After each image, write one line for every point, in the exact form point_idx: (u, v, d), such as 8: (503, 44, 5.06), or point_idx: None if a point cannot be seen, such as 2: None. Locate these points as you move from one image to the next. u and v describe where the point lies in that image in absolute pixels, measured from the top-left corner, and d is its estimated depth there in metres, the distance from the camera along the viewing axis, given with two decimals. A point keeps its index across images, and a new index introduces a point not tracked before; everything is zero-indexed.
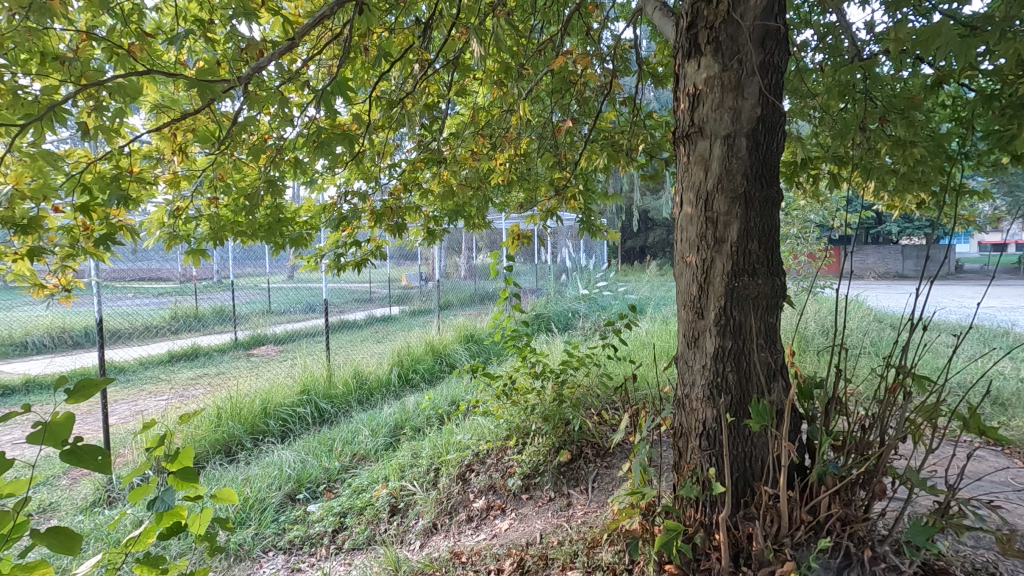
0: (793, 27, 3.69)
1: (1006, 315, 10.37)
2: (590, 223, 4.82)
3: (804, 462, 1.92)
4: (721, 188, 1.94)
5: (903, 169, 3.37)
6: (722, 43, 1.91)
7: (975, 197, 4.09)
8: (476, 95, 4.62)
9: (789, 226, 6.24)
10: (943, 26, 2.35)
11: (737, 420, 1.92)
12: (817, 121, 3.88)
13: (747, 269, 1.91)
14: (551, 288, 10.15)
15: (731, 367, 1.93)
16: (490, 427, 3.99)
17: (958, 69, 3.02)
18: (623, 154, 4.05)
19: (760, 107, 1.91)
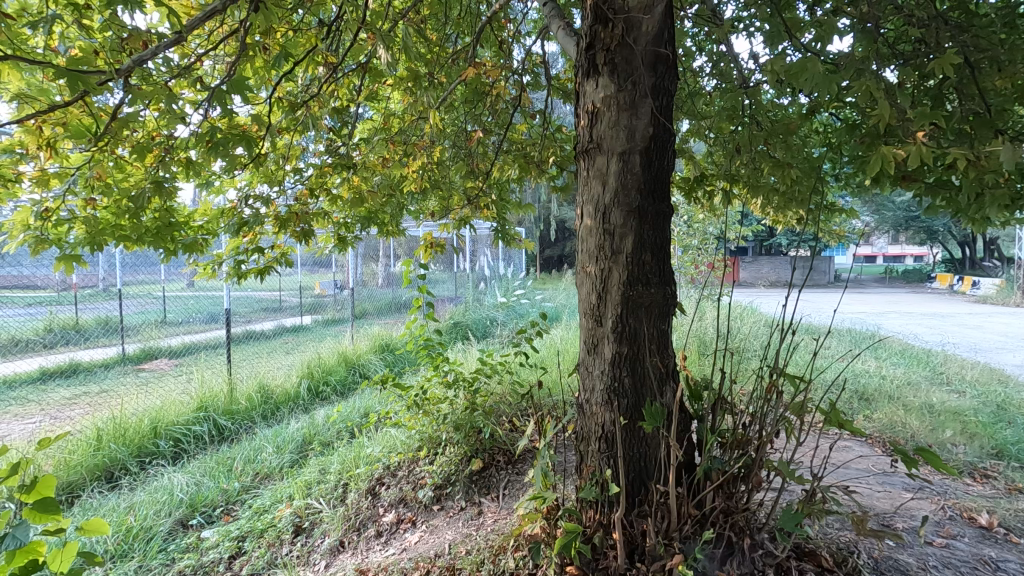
0: (689, 54, 3.98)
1: (873, 319, 11.67)
2: (504, 232, 4.88)
3: (692, 460, 2.05)
4: (617, 202, 2.04)
5: (783, 188, 3.71)
6: (617, 64, 2.02)
7: (845, 214, 4.58)
8: (390, 101, 4.57)
9: (691, 238, 6.72)
10: (809, 62, 2.65)
11: (632, 422, 2.01)
12: (711, 141, 4.19)
13: (641, 279, 2.03)
14: (469, 295, 10.17)
15: (627, 371, 2.02)
16: (402, 439, 3.92)
17: (827, 101, 3.37)
18: (533, 165, 4.17)
19: (653, 127, 2.04)
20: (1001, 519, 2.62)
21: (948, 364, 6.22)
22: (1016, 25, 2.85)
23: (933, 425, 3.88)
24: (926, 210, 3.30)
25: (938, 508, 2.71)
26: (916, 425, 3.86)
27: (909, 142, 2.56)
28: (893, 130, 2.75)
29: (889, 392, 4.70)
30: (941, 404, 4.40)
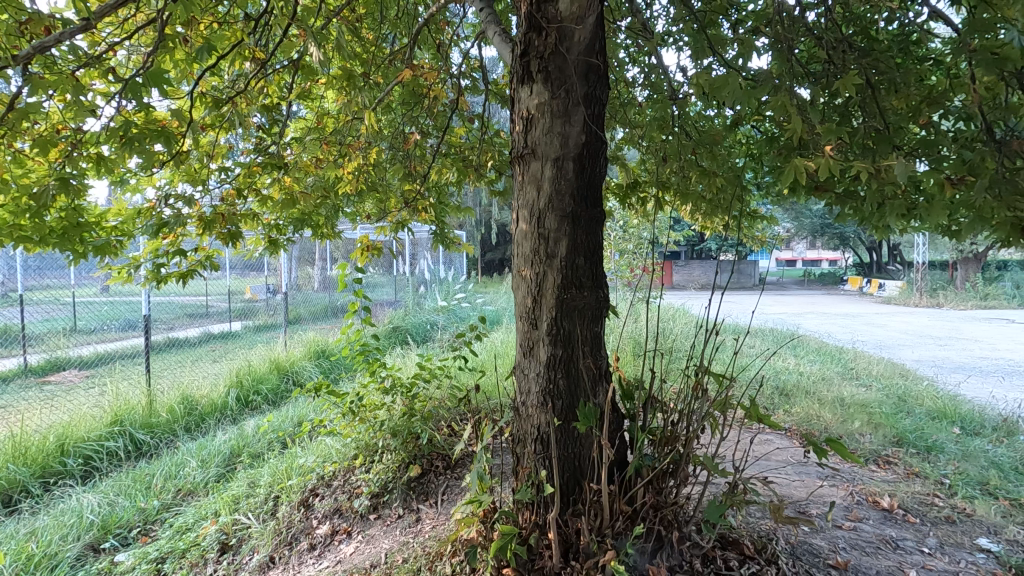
0: (622, 65, 4.11)
1: (793, 320, 12.46)
2: (443, 235, 4.85)
3: (624, 458, 2.12)
4: (551, 207, 2.08)
5: (709, 196, 3.90)
6: (551, 72, 2.06)
7: (766, 221, 4.87)
8: (324, 99, 4.43)
9: (627, 243, 6.94)
10: (730, 77, 2.82)
11: (566, 423, 2.06)
12: (644, 149, 4.35)
13: (575, 283, 2.07)
14: (409, 299, 10.02)
15: (562, 373, 2.06)
16: (337, 447, 3.80)
17: (749, 114, 3.58)
18: (472, 169, 4.17)
19: (585, 134, 2.09)
20: (900, 501, 2.86)
21: (856, 360, 6.73)
22: (910, 51, 3.14)
23: (844, 417, 4.19)
24: (835, 218, 3.56)
25: (846, 493, 2.93)
26: (829, 417, 4.15)
27: (819, 155, 2.76)
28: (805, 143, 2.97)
29: (806, 387, 5.04)
30: (851, 398, 4.75)
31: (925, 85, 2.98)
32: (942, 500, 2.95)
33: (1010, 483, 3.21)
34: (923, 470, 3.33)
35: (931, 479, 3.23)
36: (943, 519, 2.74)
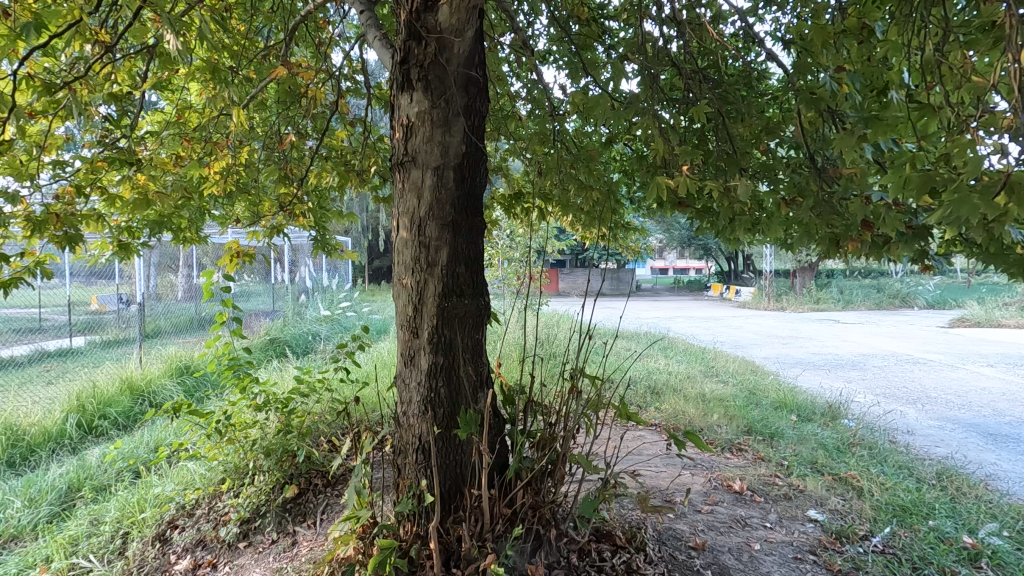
0: (506, 79, 4.23)
1: (665, 324, 13.51)
2: (323, 241, 4.64)
3: (504, 461, 2.17)
4: (432, 216, 2.09)
5: (587, 208, 4.13)
6: (430, 82, 2.07)
7: (638, 233, 5.25)
8: (187, 92, 4.06)
9: (513, 251, 7.11)
10: (602, 98, 3.02)
11: (446, 431, 2.06)
12: (527, 160, 4.50)
13: (455, 291, 2.09)
14: (289, 308, 9.44)
15: (443, 381, 2.07)
16: (200, 472, 3.47)
17: (620, 133, 3.85)
18: (354, 174, 4.05)
19: (465, 144, 2.13)
20: (749, 484, 3.22)
21: (716, 359, 7.46)
22: (752, 86, 3.56)
23: (705, 412, 4.62)
24: (695, 231, 3.94)
25: (705, 480, 3.24)
26: (692, 413, 4.55)
27: (679, 174, 3.05)
28: (667, 163, 3.26)
29: (674, 386, 5.49)
30: (711, 394, 5.25)
31: (764, 116, 3.40)
32: (782, 479, 3.36)
33: (834, 460, 3.75)
34: (767, 454, 3.78)
35: (774, 462, 3.67)
36: (782, 496, 3.13)
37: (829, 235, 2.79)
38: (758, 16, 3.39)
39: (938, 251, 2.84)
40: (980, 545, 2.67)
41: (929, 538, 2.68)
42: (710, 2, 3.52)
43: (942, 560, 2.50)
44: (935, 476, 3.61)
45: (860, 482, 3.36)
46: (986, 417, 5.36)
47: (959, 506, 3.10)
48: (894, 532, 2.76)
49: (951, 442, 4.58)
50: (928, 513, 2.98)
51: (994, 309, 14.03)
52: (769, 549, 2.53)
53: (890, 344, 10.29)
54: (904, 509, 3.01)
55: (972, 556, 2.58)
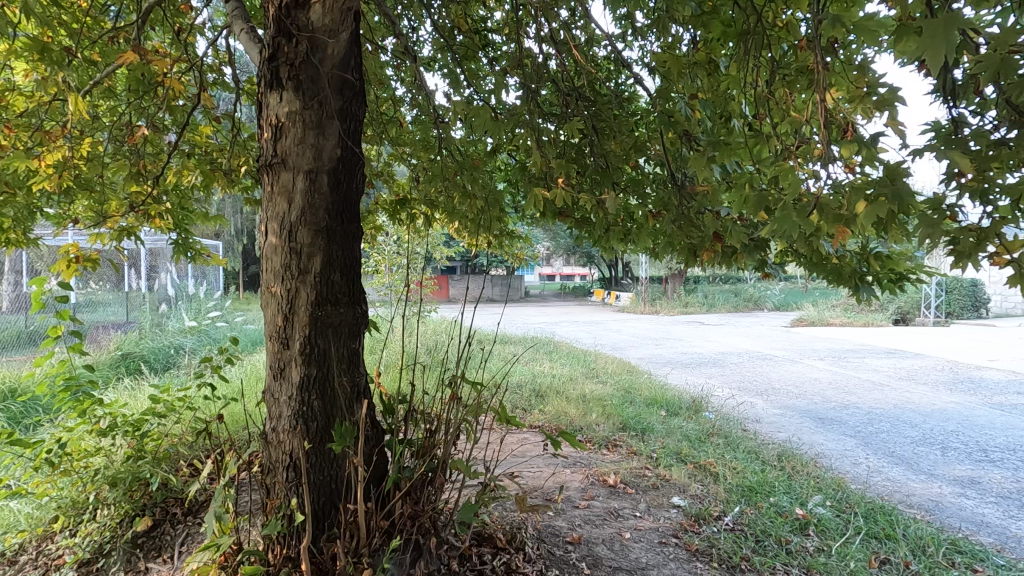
0: (390, 83, 4.17)
1: (551, 328, 14.00)
2: (186, 245, 4.24)
3: (382, 473, 2.13)
4: (304, 221, 2.00)
5: (471, 216, 4.18)
6: (302, 81, 1.99)
7: (523, 241, 5.41)
8: (11, 71, 3.51)
9: (400, 258, 6.98)
10: (483, 111, 3.10)
11: (320, 445, 1.98)
12: (413, 166, 4.47)
13: (330, 299, 2.02)
14: (146, 319, 8.46)
15: (316, 394, 1.98)
16: (27, 511, 2.99)
17: (503, 144, 3.96)
18: (221, 173, 3.75)
19: (340, 149, 2.07)
20: (622, 477, 3.45)
21: (597, 361, 7.89)
22: (623, 106, 3.84)
23: (585, 412, 4.87)
24: (575, 240, 4.15)
25: (583, 476, 3.42)
26: (573, 413, 4.78)
27: (556, 186, 3.21)
28: (545, 175, 3.41)
29: (557, 388, 5.71)
30: (591, 394, 5.55)
31: (633, 135, 3.67)
32: (651, 471, 3.64)
33: (695, 449, 4.13)
34: (639, 448, 4.07)
35: (645, 455, 3.96)
36: (651, 486, 3.39)
37: (687, 246, 3.08)
38: (627, 42, 3.66)
39: (774, 260, 3.27)
40: (809, 515, 3.08)
41: (770, 513, 3.04)
42: (584, 25, 3.73)
43: (779, 531, 2.84)
44: (776, 457, 4.11)
45: (716, 468, 3.73)
46: (817, 403, 6.21)
47: (794, 483, 3.56)
48: (743, 510, 3.09)
49: (790, 427, 5.24)
50: (770, 490, 3.39)
51: (825, 310, 16.30)
52: (638, 537, 2.72)
53: (743, 342, 11.56)
54: (751, 489, 3.40)
55: (803, 525, 2.97)
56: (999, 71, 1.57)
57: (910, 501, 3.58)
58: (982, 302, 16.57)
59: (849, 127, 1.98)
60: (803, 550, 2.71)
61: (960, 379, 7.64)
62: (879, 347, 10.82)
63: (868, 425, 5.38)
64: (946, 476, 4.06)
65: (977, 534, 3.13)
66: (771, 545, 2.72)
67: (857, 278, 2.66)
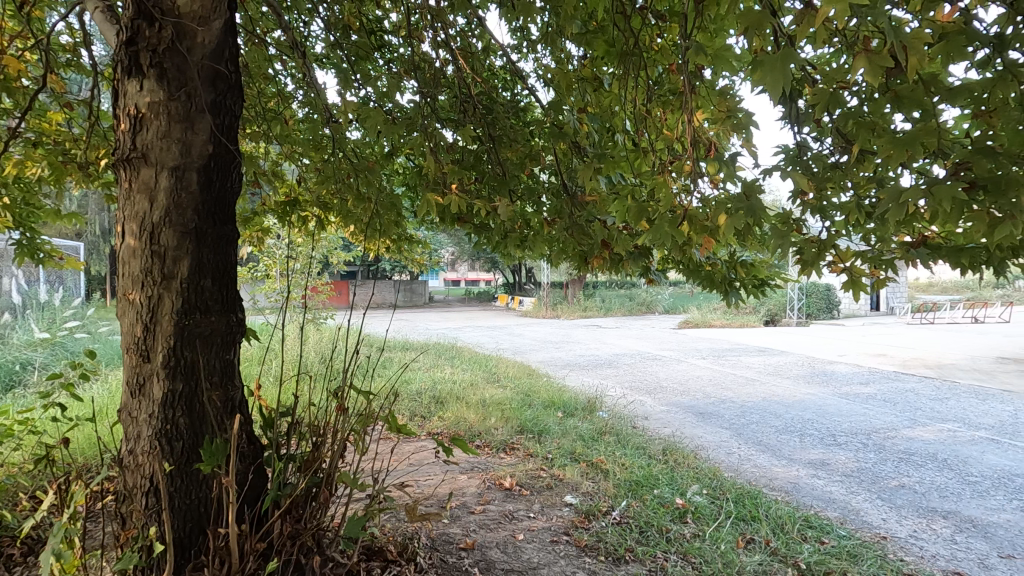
0: (277, 78, 3.95)
1: (454, 333, 13.95)
2: (32, 246, 3.73)
3: (259, 493, 2.01)
4: (168, 222, 1.83)
5: (364, 221, 4.07)
6: (166, 70, 1.83)
7: (422, 246, 5.36)
8: None
9: (294, 262, 6.62)
10: (375, 113, 3.05)
11: (187, 466, 1.82)
12: (305, 167, 4.27)
13: (199, 307, 1.86)
14: None
15: (182, 411, 1.82)
16: None
17: (399, 147, 3.90)
18: (76, 166, 3.35)
19: (212, 145, 1.92)
20: (517, 479, 3.51)
21: (499, 365, 7.99)
22: (518, 115, 3.94)
23: (483, 417, 4.91)
24: (474, 246, 4.18)
25: (479, 482, 3.45)
26: (472, 418, 4.80)
27: (450, 192, 3.23)
28: (439, 181, 3.41)
29: (457, 394, 5.70)
30: (491, 399, 5.60)
31: (528, 144, 3.75)
32: (546, 471, 3.73)
33: (588, 448, 4.31)
34: (535, 450, 4.16)
35: (541, 456, 4.06)
36: (545, 486, 3.49)
37: (579, 253, 3.22)
38: (522, 55, 3.75)
39: (658, 267, 3.50)
40: (688, 503, 3.32)
41: (653, 504, 3.24)
42: (480, 34, 3.78)
43: (661, 521, 3.04)
44: (662, 452, 4.39)
45: (607, 465, 3.91)
46: (698, 399, 6.73)
47: (675, 474, 3.83)
48: (629, 503, 3.27)
49: (674, 423, 5.63)
50: (655, 483, 3.60)
51: (708, 313, 17.72)
52: (531, 537, 2.78)
53: (636, 344, 12.25)
54: (637, 483, 3.59)
55: (682, 513, 3.20)
56: (829, 103, 1.80)
57: (773, 484, 3.98)
58: (834, 305, 18.86)
59: (713, 147, 2.18)
60: (681, 537, 2.91)
61: (816, 373, 8.65)
62: (752, 346, 11.95)
63: (740, 417, 5.92)
64: (803, 460, 4.57)
65: (825, 510, 3.55)
66: (653, 535, 2.89)
67: (726, 284, 2.95)
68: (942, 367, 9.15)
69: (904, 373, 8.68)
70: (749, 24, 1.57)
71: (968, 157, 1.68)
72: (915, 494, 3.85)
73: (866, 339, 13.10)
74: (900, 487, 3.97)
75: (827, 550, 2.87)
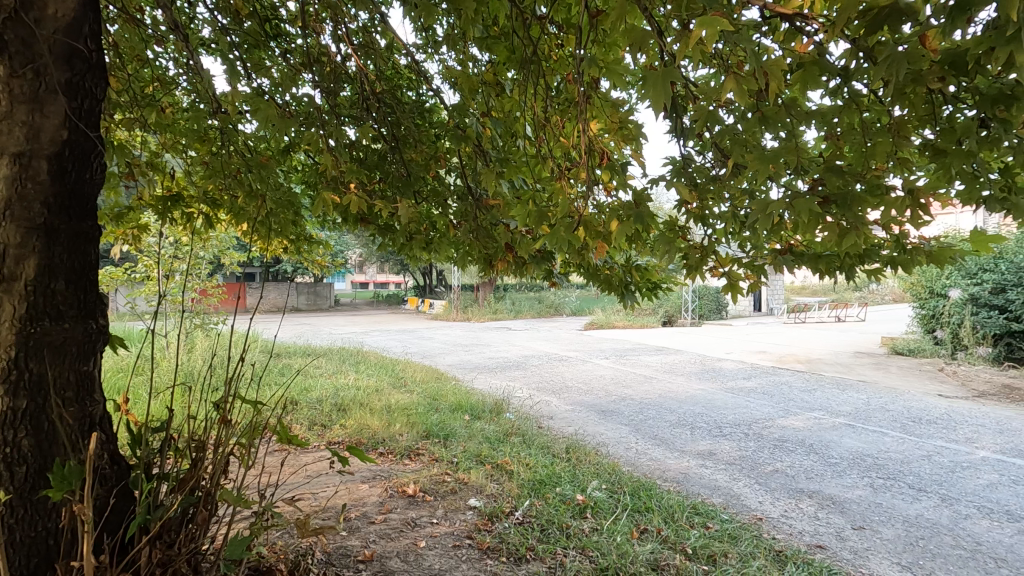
0: (156, 62, 3.61)
1: (360, 337, 13.49)
2: None
3: (123, 518, 1.81)
4: (8, 216, 1.61)
5: (257, 219, 3.84)
6: (9, 43, 1.60)
7: (323, 247, 5.13)
8: None
9: (178, 262, 6.08)
10: (266, 104, 2.88)
11: (32, 493, 1.61)
12: (189, 159, 3.94)
13: (49, 312, 1.65)
14: None
15: (27, 431, 1.60)
16: None
17: (296, 142, 3.71)
18: None
19: (67, 130, 1.70)
20: (421, 485, 3.45)
21: (406, 369, 7.84)
22: (424, 116, 3.88)
23: (388, 423, 4.79)
24: (378, 247, 4.07)
25: (381, 490, 3.36)
26: (376, 425, 4.67)
27: (348, 192, 3.13)
28: (337, 178, 3.28)
29: (361, 400, 5.51)
30: (397, 404, 5.48)
31: (434, 145, 3.71)
32: (451, 476, 3.71)
33: (494, 450, 4.33)
34: (441, 454, 4.12)
35: (446, 460, 4.02)
36: (449, 490, 3.46)
37: (484, 256, 3.25)
38: (426, 55, 3.70)
39: (560, 271, 3.60)
40: (587, 499, 3.44)
41: (555, 502, 3.33)
42: (383, 30, 3.67)
43: (561, 518, 3.12)
44: (565, 450, 4.51)
45: (512, 465, 3.95)
46: (601, 398, 7.00)
47: (577, 471, 3.95)
48: (532, 502, 3.33)
49: (578, 421, 5.81)
50: (557, 481, 3.70)
51: (611, 314, 18.53)
52: (433, 544, 2.74)
53: (544, 345, 12.53)
54: (540, 482, 3.66)
55: (581, 509, 3.31)
56: (707, 120, 1.94)
57: (666, 475, 4.23)
58: (723, 306, 20.46)
59: (607, 157, 2.28)
60: (580, 532, 3.01)
61: (706, 369, 9.32)
62: (651, 345, 12.65)
63: (639, 413, 6.24)
64: (693, 451, 4.90)
65: (711, 497, 3.82)
66: (553, 532, 2.96)
67: (623, 286, 3.10)
68: (811, 362, 10.21)
69: (780, 367, 9.59)
70: (635, 41, 1.65)
71: (822, 174, 1.88)
72: (786, 477, 4.26)
73: (749, 338, 14.33)
74: (774, 472, 4.37)
75: (711, 534, 3.09)
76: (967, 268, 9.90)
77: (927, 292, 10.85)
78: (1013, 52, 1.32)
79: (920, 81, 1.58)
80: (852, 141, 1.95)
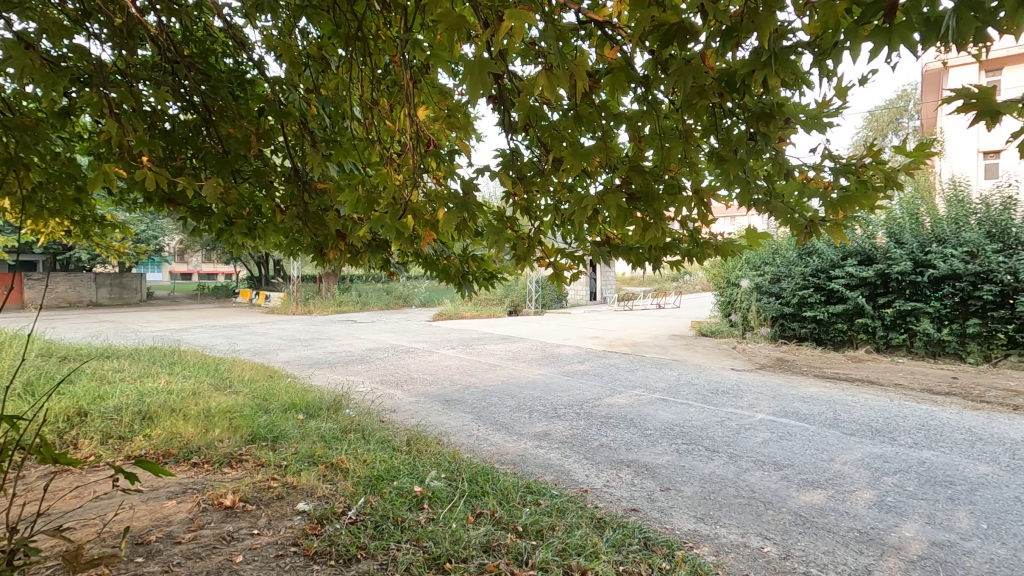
0: None
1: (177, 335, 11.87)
2: None
3: None
4: None
5: (21, 194, 3.13)
6: None
7: (119, 230, 4.38)
8: None
9: None
10: (21, 50, 2.32)
11: None
12: None
13: None
14: None
15: None
16: None
17: (76, 104, 3.09)
18: None
19: None
20: (241, 495, 3.14)
21: (232, 368, 7.10)
22: (243, 87, 3.49)
23: (204, 428, 4.28)
24: (190, 231, 3.58)
25: (192, 505, 3.00)
26: (189, 432, 4.15)
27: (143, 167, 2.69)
28: (123, 149, 2.77)
29: (172, 405, 4.85)
30: (217, 407, 4.92)
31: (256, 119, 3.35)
32: (278, 480, 3.43)
33: (329, 448, 4.11)
34: (268, 458, 3.78)
35: (273, 465, 3.71)
36: (275, 497, 3.19)
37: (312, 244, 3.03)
38: (245, 18, 3.32)
39: (398, 260, 3.49)
40: (426, 490, 3.41)
41: (392, 496, 3.25)
42: None
43: (398, 511, 3.06)
44: (406, 442, 4.43)
45: (348, 463, 3.77)
46: (446, 387, 7.03)
47: (416, 463, 3.90)
48: (367, 499, 3.21)
49: (422, 413, 5.77)
50: (396, 475, 3.62)
51: (460, 304, 18.73)
52: (252, 557, 2.51)
53: (391, 337, 12.25)
54: (377, 478, 3.55)
55: (419, 500, 3.28)
56: (527, 113, 1.99)
57: (504, 459, 4.39)
58: (563, 296, 21.85)
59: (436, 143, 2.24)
60: (415, 523, 2.97)
61: (546, 355, 9.86)
62: (497, 334, 13.05)
63: (482, 400, 6.39)
64: (530, 433, 5.15)
65: (544, 475, 4.05)
66: (387, 527, 2.90)
67: (460, 276, 3.11)
68: (636, 345, 11.37)
69: (610, 351, 10.52)
70: (454, 28, 1.64)
71: (629, 173, 2.05)
72: (610, 450, 4.68)
73: (585, 325, 15.51)
74: (600, 447, 4.77)
75: (542, 510, 3.27)
76: (754, 262, 11.77)
77: (725, 282, 12.69)
78: (767, 76, 1.55)
79: (703, 95, 1.79)
80: (655, 144, 2.15)
